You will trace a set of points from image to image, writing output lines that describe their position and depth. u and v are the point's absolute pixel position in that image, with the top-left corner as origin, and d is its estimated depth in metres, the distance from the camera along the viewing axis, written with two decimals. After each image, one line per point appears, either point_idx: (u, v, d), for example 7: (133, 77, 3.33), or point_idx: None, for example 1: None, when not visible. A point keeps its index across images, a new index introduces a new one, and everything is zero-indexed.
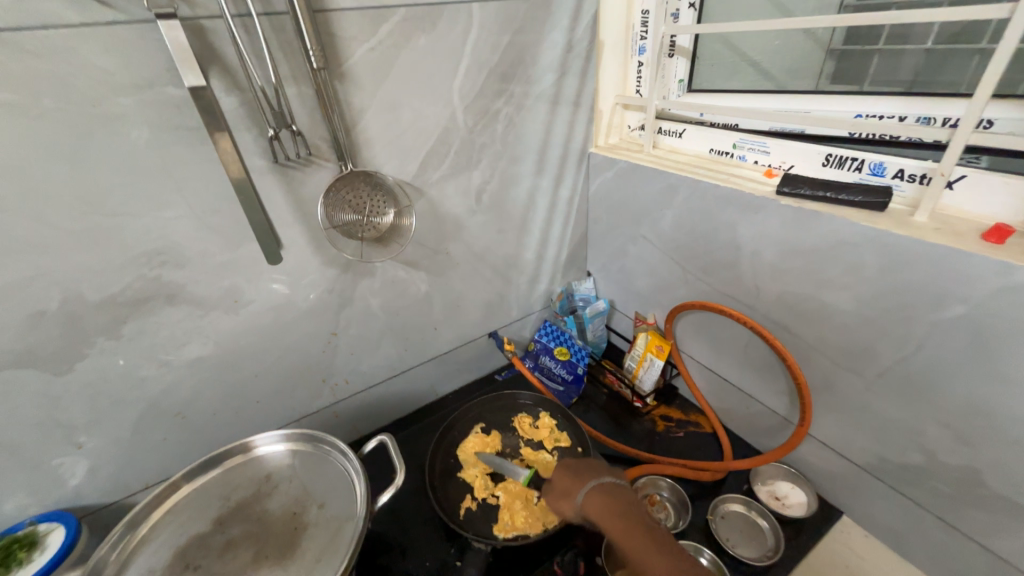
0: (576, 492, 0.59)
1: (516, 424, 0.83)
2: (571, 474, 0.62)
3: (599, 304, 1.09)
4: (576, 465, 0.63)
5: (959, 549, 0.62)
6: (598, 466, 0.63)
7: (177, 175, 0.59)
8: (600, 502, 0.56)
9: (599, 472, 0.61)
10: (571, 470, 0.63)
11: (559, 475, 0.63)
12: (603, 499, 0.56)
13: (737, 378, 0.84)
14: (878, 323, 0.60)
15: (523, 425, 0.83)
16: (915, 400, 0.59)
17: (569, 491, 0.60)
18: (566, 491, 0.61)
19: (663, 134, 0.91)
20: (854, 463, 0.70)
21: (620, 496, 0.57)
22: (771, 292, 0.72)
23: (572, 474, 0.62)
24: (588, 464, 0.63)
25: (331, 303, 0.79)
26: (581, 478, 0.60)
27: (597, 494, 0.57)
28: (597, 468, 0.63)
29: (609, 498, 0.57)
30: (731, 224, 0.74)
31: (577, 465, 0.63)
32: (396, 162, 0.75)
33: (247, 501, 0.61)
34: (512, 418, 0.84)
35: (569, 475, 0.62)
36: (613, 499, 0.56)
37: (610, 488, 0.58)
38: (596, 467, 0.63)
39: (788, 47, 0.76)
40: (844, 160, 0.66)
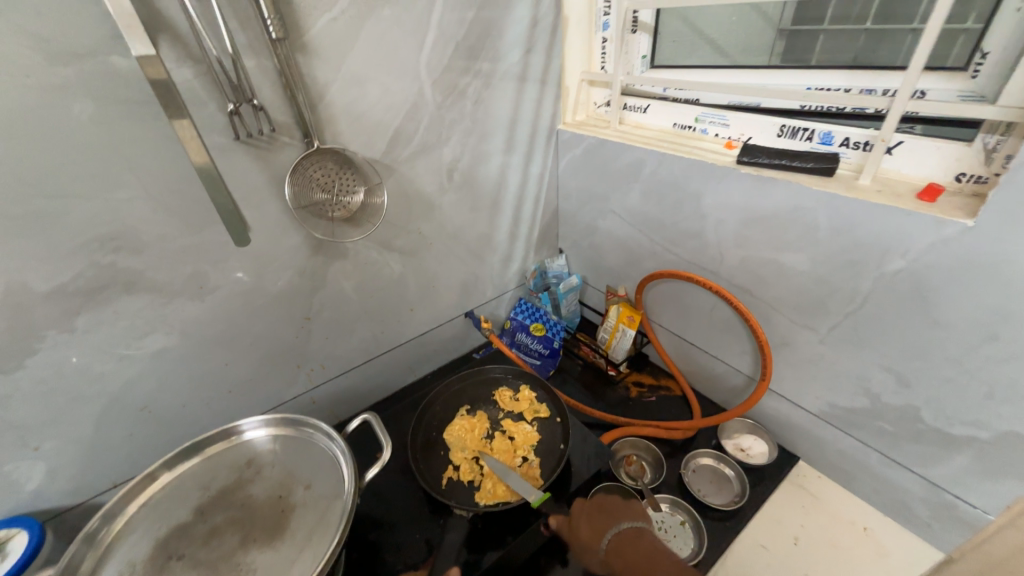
0: (597, 545, 0.60)
1: (496, 399, 0.85)
2: (588, 522, 0.63)
3: (572, 280, 1.11)
4: (589, 513, 0.64)
5: (899, 480, 0.70)
6: (619, 509, 0.64)
7: (128, 153, 0.55)
8: (623, 551, 0.58)
9: (616, 519, 0.62)
10: (584, 517, 0.64)
11: (572, 523, 0.64)
12: (626, 547, 0.58)
13: (703, 342, 0.89)
14: (829, 281, 0.65)
15: (504, 399, 0.84)
16: (861, 349, 0.65)
17: (588, 541, 0.61)
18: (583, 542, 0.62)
19: (629, 110, 0.93)
20: (809, 412, 0.77)
21: (642, 542, 0.59)
22: (734, 259, 0.76)
23: (588, 521, 0.63)
24: (603, 509, 0.65)
25: (304, 286, 0.78)
26: (599, 530, 0.62)
27: (619, 545, 0.59)
28: (612, 511, 0.64)
29: (631, 546, 0.59)
30: (695, 194, 0.77)
31: (590, 512, 0.64)
32: (364, 139, 0.73)
33: (230, 488, 0.60)
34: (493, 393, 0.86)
35: (586, 526, 0.63)
36: (637, 546, 0.58)
37: (632, 535, 0.60)
38: (612, 510, 0.64)
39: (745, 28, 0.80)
40: (798, 130, 0.70)
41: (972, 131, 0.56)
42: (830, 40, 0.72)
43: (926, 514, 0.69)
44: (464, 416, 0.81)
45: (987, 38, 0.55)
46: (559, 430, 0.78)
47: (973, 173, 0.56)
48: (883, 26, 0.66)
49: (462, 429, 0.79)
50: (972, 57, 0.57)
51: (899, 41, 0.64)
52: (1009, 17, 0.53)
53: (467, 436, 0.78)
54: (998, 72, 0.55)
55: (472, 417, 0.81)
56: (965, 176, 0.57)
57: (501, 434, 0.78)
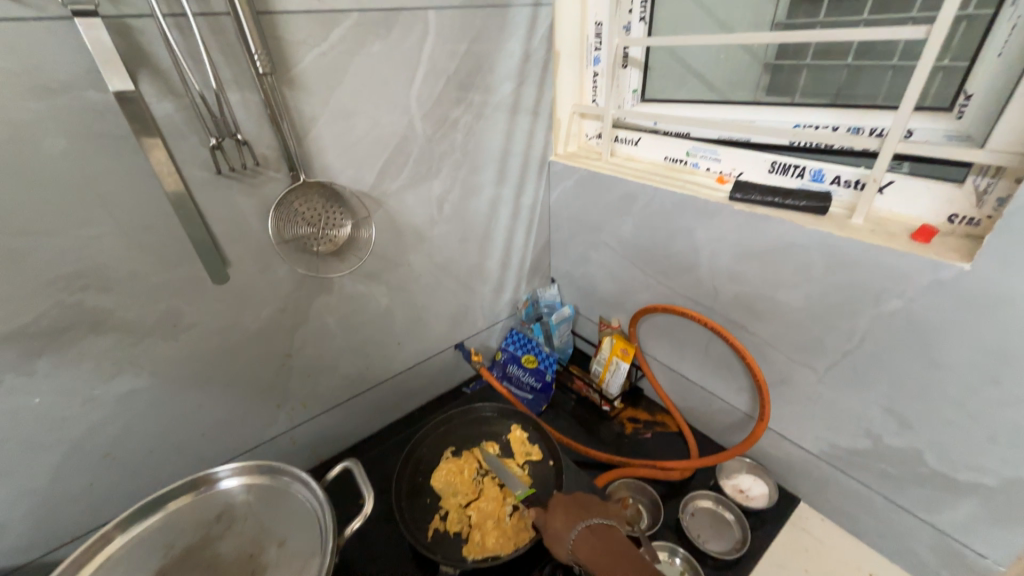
0: (568, 534, 0.58)
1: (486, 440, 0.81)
2: (562, 514, 0.61)
3: (564, 311, 1.10)
4: (566, 505, 0.62)
5: (903, 525, 0.67)
6: (593, 505, 0.62)
7: (101, 188, 0.53)
8: (592, 545, 0.56)
9: (590, 513, 0.60)
10: (560, 510, 0.62)
11: (547, 515, 0.62)
12: (596, 543, 0.56)
13: (699, 376, 0.87)
14: (826, 320, 0.64)
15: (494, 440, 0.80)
16: (861, 388, 0.64)
17: (560, 531, 0.59)
18: (555, 532, 0.59)
19: (620, 142, 0.94)
20: (809, 452, 0.74)
21: (611, 538, 0.56)
22: (729, 294, 0.75)
23: (564, 513, 0.61)
24: (578, 503, 0.63)
25: (286, 322, 0.74)
26: (572, 519, 0.60)
27: (590, 537, 0.57)
28: (589, 508, 0.62)
29: (601, 542, 0.56)
30: (688, 229, 0.77)
31: (567, 504, 0.62)
32: (351, 172, 0.72)
33: (196, 547, 0.55)
34: (483, 432, 0.83)
35: (560, 516, 0.61)
36: (606, 544, 0.56)
37: (603, 530, 0.58)
38: (587, 506, 0.62)
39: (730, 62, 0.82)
40: (788, 167, 0.70)
41: (960, 172, 0.56)
42: (813, 76, 0.74)
43: (934, 561, 0.66)
44: (452, 458, 0.77)
45: (970, 81, 0.56)
46: (552, 475, 0.74)
47: (965, 215, 0.56)
48: (863, 61, 0.68)
49: (450, 473, 0.75)
50: (956, 97, 0.58)
51: (879, 78, 0.67)
52: (990, 62, 0.53)
53: (455, 480, 0.74)
54: (982, 114, 0.55)
55: (460, 460, 0.77)
56: (956, 218, 0.57)
57: (491, 479, 0.74)
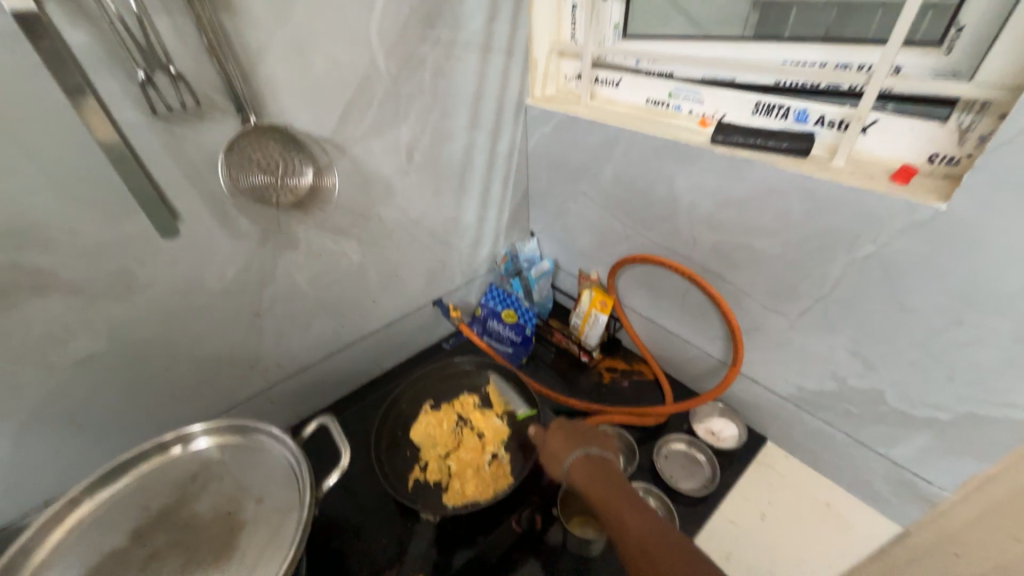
0: (564, 457, 0.62)
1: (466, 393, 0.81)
2: (562, 438, 0.64)
3: (544, 265, 1.07)
4: (567, 431, 0.65)
5: (861, 459, 0.71)
6: (594, 435, 0.65)
7: (16, 134, 0.47)
8: (585, 471, 0.60)
9: (587, 442, 0.63)
10: (561, 434, 0.65)
11: (549, 436, 0.66)
12: (589, 470, 0.59)
13: (675, 325, 0.88)
14: (801, 266, 0.64)
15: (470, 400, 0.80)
16: (830, 333, 0.65)
17: (558, 453, 0.63)
18: (554, 453, 0.64)
19: (600, 84, 0.88)
20: (779, 395, 0.77)
21: (605, 467, 0.60)
22: (707, 244, 0.74)
23: (564, 437, 0.64)
24: (581, 429, 0.66)
25: (250, 281, 0.71)
26: (571, 445, 0.63)
27: (585, 464, 0.60)
28: (589, 436, 0.65)
29: (594, 469, 0.60)
30: (668, 176, 0.74)
31: (567, 429, 0.65)
32: (309, 116, 0.66)
33: (171, 507, 0.55)
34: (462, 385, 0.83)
35: (561, 440, 0.64)
36: (597, 471, 0.59)
37: (598, 459, 0.61)
38: (588, 434, 0.65)
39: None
40: (772, 108, 0.67)
41: (946, 111, 0.54)
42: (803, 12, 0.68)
43: (885, 490, 0.71)
44: (432, 412, 0.77)
45: (964, 12, 0.52)
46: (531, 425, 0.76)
47: (946, 154, 0.55)
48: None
49: (430, 425, 0.75)
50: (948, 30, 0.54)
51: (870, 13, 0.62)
52: None
53: (435, 432, 0.74)
54: (974, 48, 0.52)
55: (439, 413, 0.77)
56: (937, 157, 0.55)
57: (471, 430, 0.75)
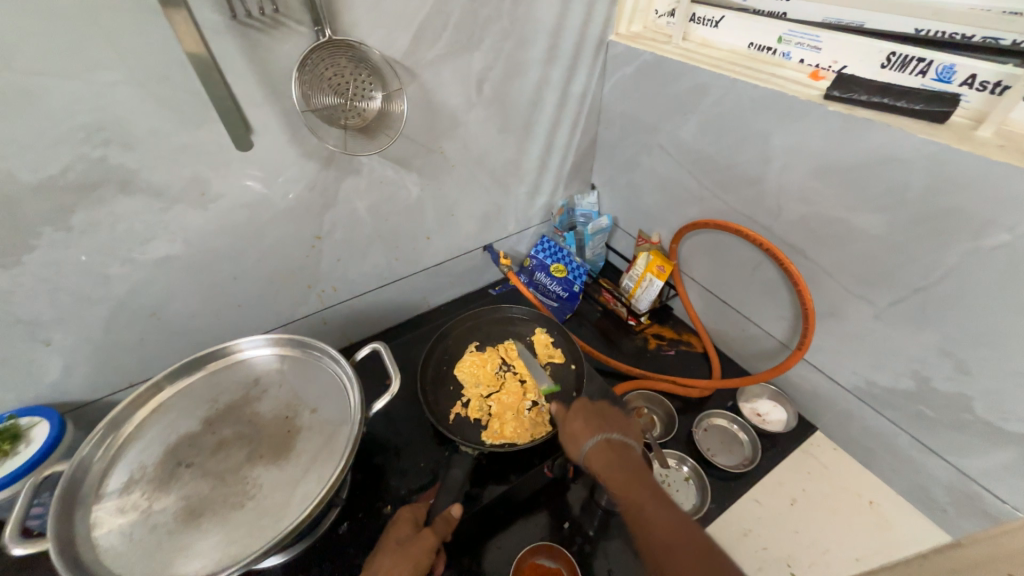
0: (584, 440, 0.58)
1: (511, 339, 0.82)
2: (582, 420, 0.60)
3: (602, 222, 1.03)
4: (588, 414, 0.61)
5: (923, 463, 0.67)
6: (616, 419, 0.61)
7: (108, 25, 0.47)
8: (606, 459, 0.56)
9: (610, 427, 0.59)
10: (581, 416, 0.61)
11: (568, 416, 0.62)
12: (610, 457, 0.56)
13: (737, 300, 0.83)
14: (905, 250, 0.57)
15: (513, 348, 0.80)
16: (922, 328, 0.59)
17: (577, 435, 0.60)
18: (573, 435, 0.60)
19: (696, 23, 0.78)
20: (841, 386, 0.72)
21: (626, 455, 0.56)
22: (794, 215, 0.67)
23: (585, 420, 0.60)
24: (602, 412, 0.62)
25: (314, 203, 0.72)
26: (592, 428, 0.59)
27: (606, 450, 0.57)
28: (611, 420, 0.61)
29: (615, 457, 0.56)
30: (763, 133, 0.66)
31: (589, 411, 0.61)
32: (383, 33, 0.63)
33: (237, 404, 0.59)
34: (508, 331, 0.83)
35: (580, 422, 0.60)
36: (619, 459, 0.56)
37: (619, 446, 0.57)
38: (610, 418, 0.61)
39: None
40: (909, 62, 0.57)
41: None
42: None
43: (944, 499, 0.66)
44: (477, 353, 0.79)
45: None
46: (574, 379, 0.76)
47: None
48: None
49: (474, 365, 0.77)
50: None
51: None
52: None
53: (478, 372, 0.76)
54: None
55: (484, 354, 0.78)
56: None
57: (514, 375, 0.76)
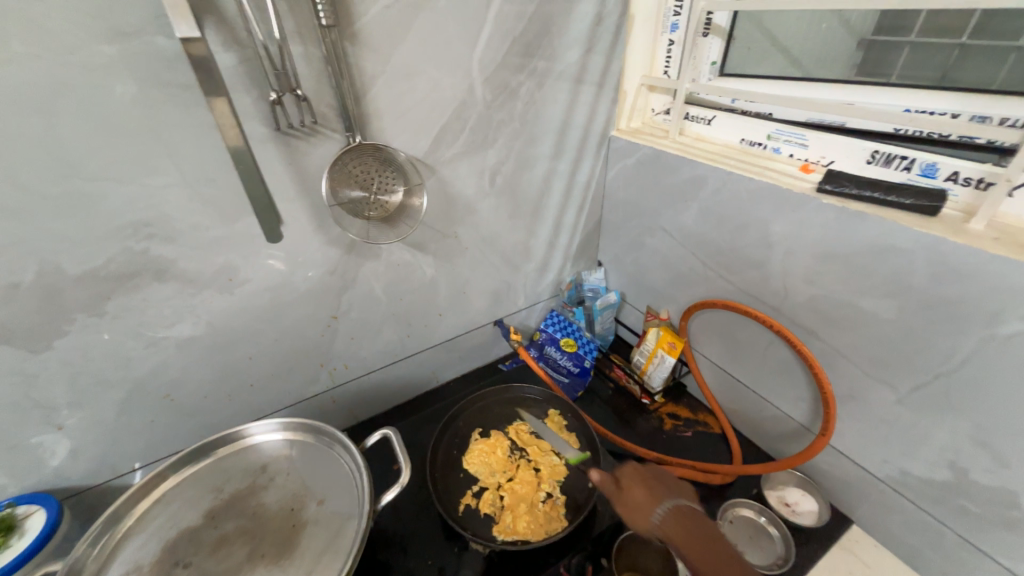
0: (653, 509, 0.57)
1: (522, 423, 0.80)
2: (643, 487, 0.60)
3: (610, 297, 1.06)
4: (644, 476, 0.62)
5: (975, 566, 0.61)
6: (674, 484, 0.61)
7: (167, 139, 0.53)
8: (682, 522, 0.55)
9: (675, 493, 0.59)
10: (640, 482, 0.61)
11: (628, 484, 0.61)
12: (684, 524, 0.54)
13: (751, 379, 0.82)
14: (917, 335, 0.57)
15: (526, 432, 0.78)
16: (949, 415, 0.57)
17: (641, 504, 0.58)
18: (636, 505, 0.59)
19: (690, 120, 0.85)
20: (873, 474, 0.68)
21: (699, 521, 0.55)
22: (801, 296, 0.68)
23: (645, 487, 0.60)
24: (658, 478, 0.62)
25: (333, 285, 0.75)
26: (655, 495, 0.59)
27: (677, 515, 0.56)
28: (668, 484, 0.61)
29: (690, 520, 0.55)
30: (763, 221, 0.70)
31: (647, 477, 0.61)
32: (407, 137, 0.69)
33: (242, 494, 0.58)
34: (521, 413, 0.82)
35: (641, 490, 0.60)
36: (695, 525, 0.54)
37: (691, 513, 0.56)
38: (670, 484, 0.61)
39: (820, 33, 0.71)
40: (893, 158, 0.61)
41: None
42: (916, 53, 0.64)
43: None
44: (485, 440, 0.76)
45: None
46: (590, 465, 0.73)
47: None
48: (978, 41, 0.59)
49: (484, 453, 0.74)
50: None
51: (998, 59, 0.58)
52: None
53: (489, 459, 0.73)
54: None
55: (493, 440, 0.76)
56: None
57: (529, 462, 0.73)
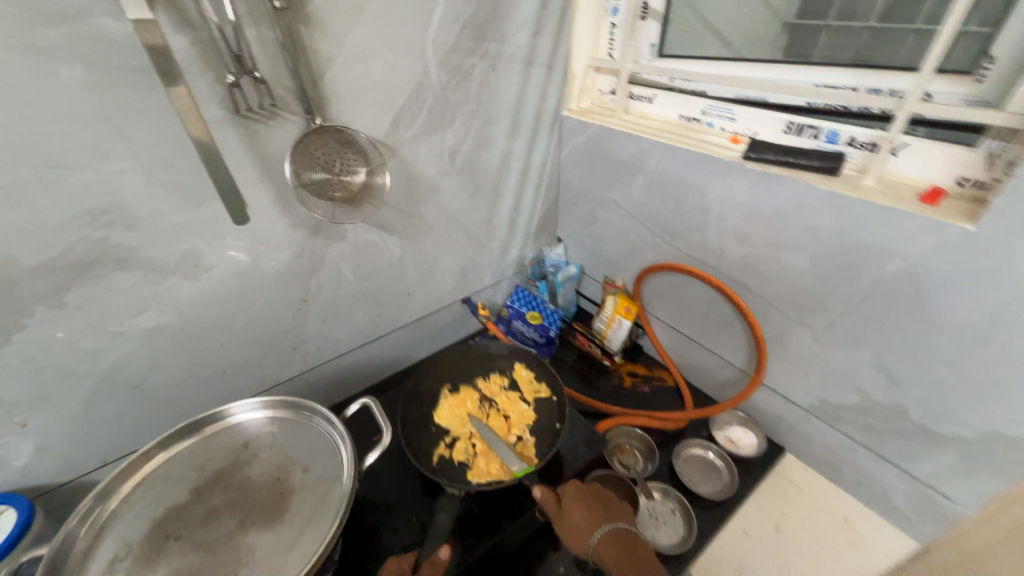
0: (591, 533, 0.60)
1: (490, 376, 0.86)
2: (583, 510, 0.63)
3: (570, 270, 1.11)
4: (586, 501, 0.64)
5: (881, 474, 0.73)
6: (612, 506, 0.65)
7: (121, 123, 0.53)
8: (615, 547, 0.59)
9: (615, 516, 0.63)
10: (582, 505, 0.64)
11: (568, 508, 0.64)
12: (618, 550, 0.59)
13: (698, 334, 0.91)
14: (827, 281, 0.66)
15: (494, 386, 0.84)
16: (855, 347, 0.67)
17: (581, 527, 0.61)
18: (575, 526, 0.62)
19: (635, 99, 0.92)
20: (799, 406, 0.79)
21: (633, 545, 0.60)
22: (735, 254, 0.77)
23: (585, 510, 0.63)
24: (600, 503, 0.65)
25: (301, 268, 0.76)
26: (596, 517, 0.62)
27: (612, 539, 0.60)
28: (610, 507, 0.65)
29: (622, 544, 0.60)
30: (700, 188, 0.77)
31: (588, 502, 0.64)
32: (366, 118, 0.71)
33: (227, 470, 0.59)
34: (487, 369, 0.87)
35: (581, 512, 0.63)
36: (629, 550, 0.59)
37: (625, 536, 0.61)
38: (609, 507, 0.65)
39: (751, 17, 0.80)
40: (804, 128, 0.70)
41: (975, 137, 0.56)
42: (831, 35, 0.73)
43: (906, 507, 0.72)
44: (454, 397, 0.81)
45: (998, 42, 0.53)
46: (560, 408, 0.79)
47: (976, 178, 0.56)
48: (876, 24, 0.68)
49: (454, 407, 0.79)
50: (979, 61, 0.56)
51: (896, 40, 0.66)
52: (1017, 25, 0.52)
53: (460, 413, 0.78)
54: (1006, 79, 0.53)
55: (461, 395, 0.82)
56: (966, 181, 0.57)
57: (498, 411, 0.79)
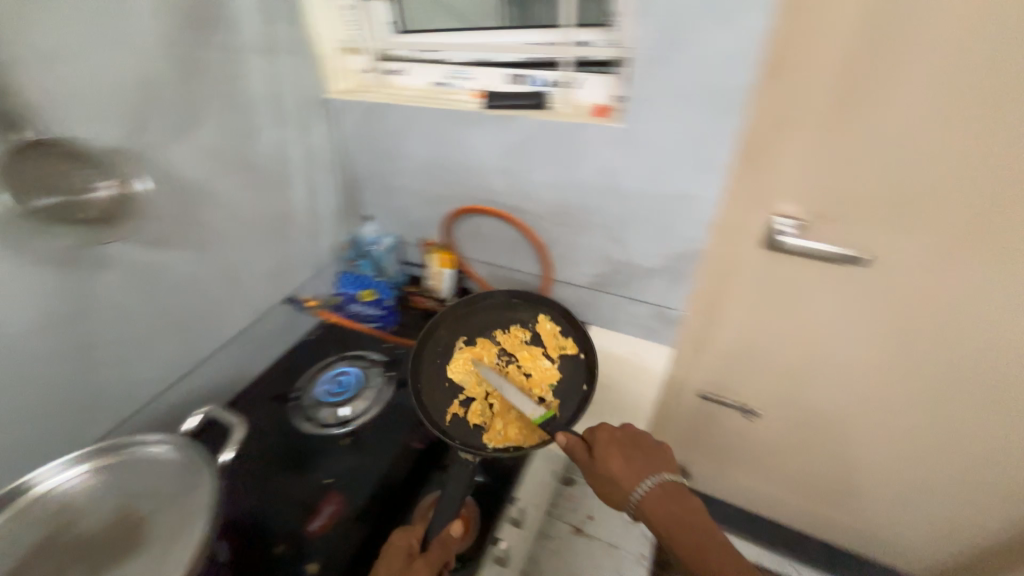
0: (635, 491, 0.71)
1: (510, 330, 1.00)
2: (631, 466, 0.73)
3: (386, 242, 1.16)
4: (623, 448, 0.75)
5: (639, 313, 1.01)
6: (652, 452, 0.76)
7: None
8: (667, 500, 0.71)
9: (659, 464, 0.75)
10: (621, 456, 0.74)
11: (609, 466, 0.73)
12: (669, 501, 0.71)
13: (501, 259, 1.10)
14: (563, 186, 0.89)
15: (514, 338, 0.99)
16: (595, 229, 0.92)
17: (620, 483, 0.72)
18: (615, 480, 0.72)
19: (391, 75, 1.02)
20: (580, 287, 1.04)
21: (668, 502, 0.71)
22: (502, 187, 0.95)
23: (623, 464, 0.73)
24: (640, 451, 0.76)
25: (61, 313, 0.66)
26: (638, 472, 0.73)
27: (661, 497, 0.71)
28: (648, 452, 0.76)
29: (670, 498, 0.72)
30: (459, 140, 0.93)
31: (631, 456, 0.75)
32: (91, 127, 0.64)
33: (51, 535, 0.55)
34: (434, 343, 0.97)
35: (619, 466, 0.73)
36: (676, 497, 0.72)
37: (665, 490, 0.72)
38: (648, 451, 0.76)
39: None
40: (518, 78, 0.91)
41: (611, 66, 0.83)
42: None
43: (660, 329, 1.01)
44: (466, 354, 0.96)
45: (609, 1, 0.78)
46: (580, 367, 0.93)
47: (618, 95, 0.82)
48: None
49: (465, 363, 0.94)
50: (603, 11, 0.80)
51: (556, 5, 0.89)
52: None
53: (474, 369, 0.93)
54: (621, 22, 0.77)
55: (478, 348, 0.97)
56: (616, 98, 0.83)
57: (517, 366, 0.94)
